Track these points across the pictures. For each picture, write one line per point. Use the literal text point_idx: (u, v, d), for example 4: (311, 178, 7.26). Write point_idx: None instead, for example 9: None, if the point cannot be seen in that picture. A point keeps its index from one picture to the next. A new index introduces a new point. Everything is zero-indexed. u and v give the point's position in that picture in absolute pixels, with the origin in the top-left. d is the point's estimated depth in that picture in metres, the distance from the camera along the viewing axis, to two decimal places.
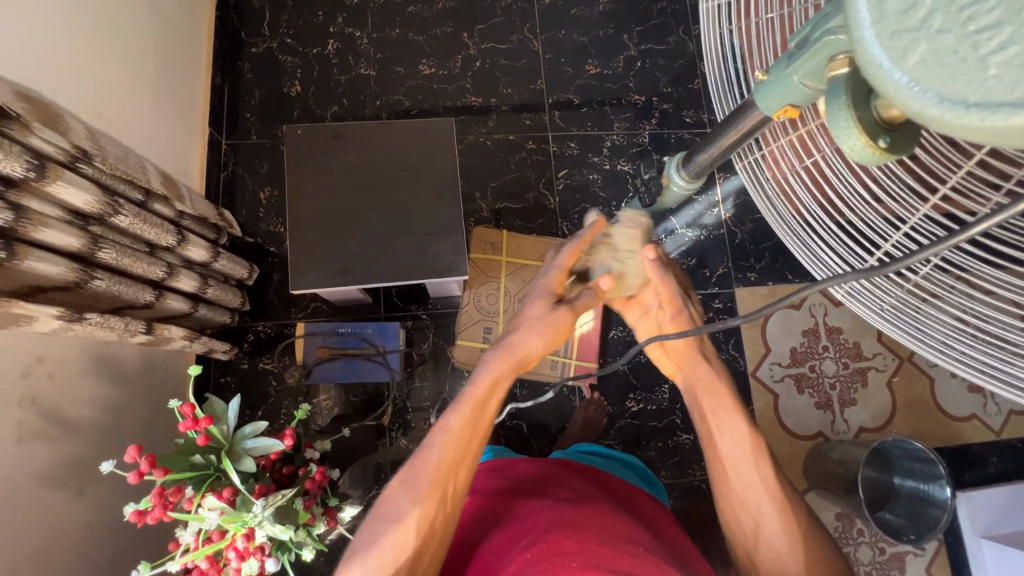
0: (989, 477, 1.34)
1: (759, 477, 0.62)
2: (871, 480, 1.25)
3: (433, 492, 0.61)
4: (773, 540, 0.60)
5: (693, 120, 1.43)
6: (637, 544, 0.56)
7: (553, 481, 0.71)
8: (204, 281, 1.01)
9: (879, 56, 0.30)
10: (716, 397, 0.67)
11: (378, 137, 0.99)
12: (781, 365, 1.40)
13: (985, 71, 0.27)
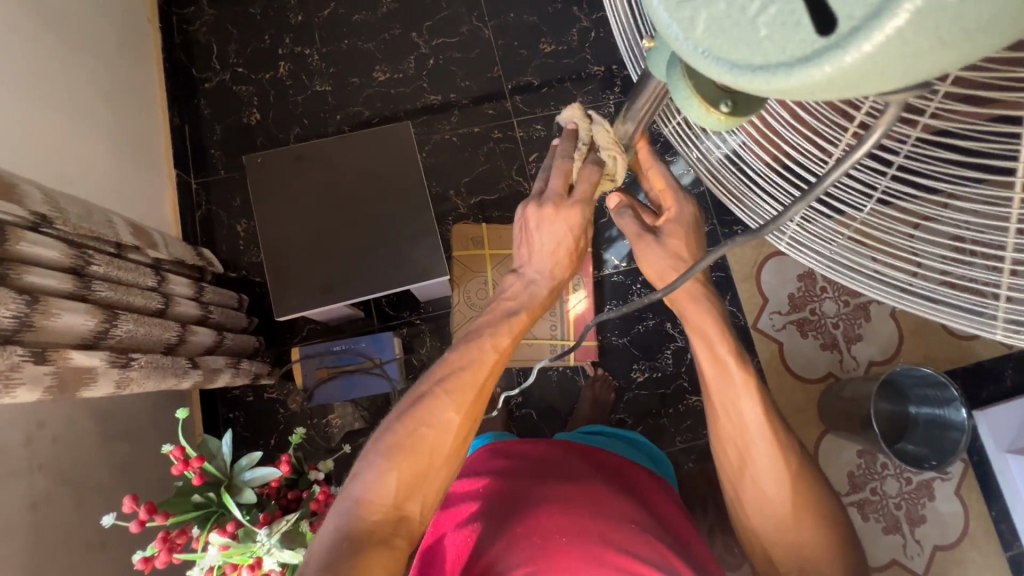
0: (1006, 390, 1.33)
1: (753, 417, 0.60)
2: (883, 414, 1.25)
3: (475, 400, 0.62)
4: (765, 486, 0.60)
5: None
6: (630, 522, 0.61)
7: (551, 453, 0.73)
8: (203, 303, 1.03)
9: (672, 28, 0.30)
10: (700, 330, 0.63)
11: (337, 153, 0.99)
12: (781, 314, 1.39)
13: (755, 35, 0.27)
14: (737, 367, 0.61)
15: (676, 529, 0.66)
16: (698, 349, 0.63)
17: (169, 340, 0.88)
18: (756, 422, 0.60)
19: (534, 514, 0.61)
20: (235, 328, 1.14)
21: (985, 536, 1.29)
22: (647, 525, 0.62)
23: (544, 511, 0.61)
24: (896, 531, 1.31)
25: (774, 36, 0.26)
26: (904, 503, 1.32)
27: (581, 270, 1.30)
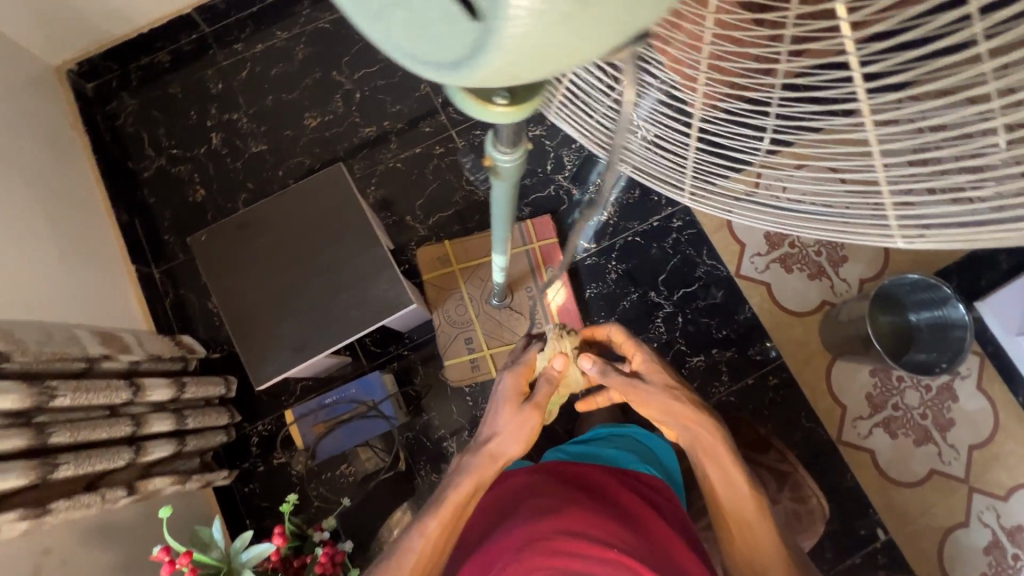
0: (1003, 275, 1.31)
1: (767, 528, 0.76)
2: (884, 328, 1.22)
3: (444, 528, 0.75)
4: (762, 564, 0.73)
5: None
6: (609, 545, 0.68)
7: (546, 484, 0.82)
8: (180, 416, 1.02)
9: (383, 38, 0.31)
10: (713, 456, 0.80)
11: (282, 210, 0.98)
12: (762, 255, 1.36)
13: (440, 32, 0.28)
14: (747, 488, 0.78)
15: (664, 549, 0.73)
16: (703, 462, 0.80)
17: (121, 465, 0.87)
18: (755, 528, 0.76)
19: (519, 551, 0.69)
20: (216, 425, 1.14)
21: (1016, 423, 1.27)
22: (627, 546, 0.69)
23: (529, 545, 0.69)
24: (929, 441, 1.28)
25: (452, 32, 0.28)
26: (929, 412, 1.30)
27: (552, 262, 1.29)
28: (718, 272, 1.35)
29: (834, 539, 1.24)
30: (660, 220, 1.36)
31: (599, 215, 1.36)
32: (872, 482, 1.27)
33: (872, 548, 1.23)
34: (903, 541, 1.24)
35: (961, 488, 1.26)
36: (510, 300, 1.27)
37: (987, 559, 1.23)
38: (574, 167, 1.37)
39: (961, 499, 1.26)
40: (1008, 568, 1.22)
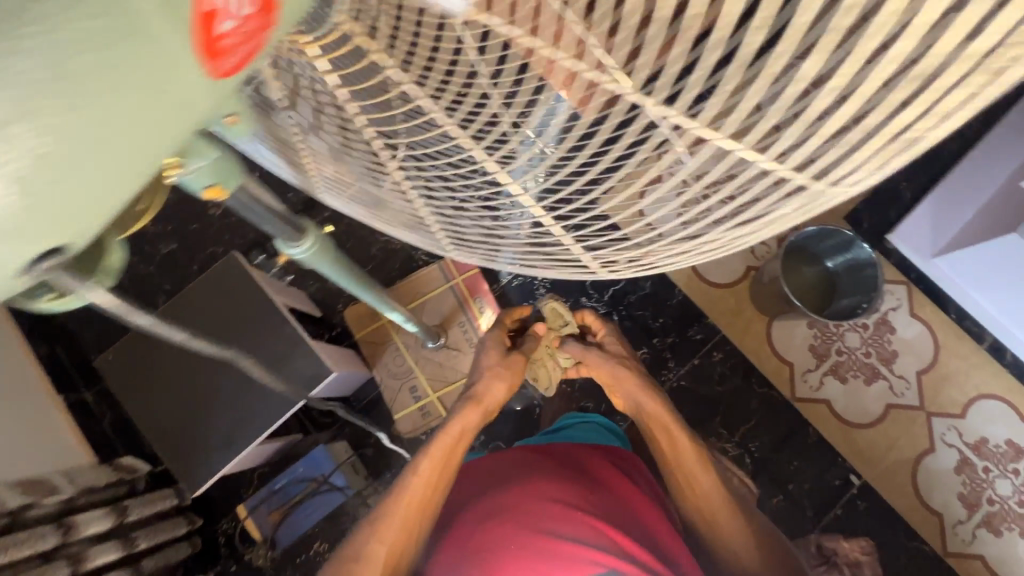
0: (909, 202, 1.39)
1: (712, 479, 0.80)
2: (804, 279, 1.27)
3: (431, 484, 0.79)
4: (713, 515, 0.78)
5: None
6: (577, 508, 0.73)
7: (519, 454, 0.86)
8: (129, 539, 1.00)
9: None
10: (657, 417, 0.85)
11: (193, 305, 0.99)
12: None
13: None
14: (690, 443, 0.82)
15: (630, 508, 0.78)
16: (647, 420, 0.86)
17: None
18: (701, 481, 0.80)
19: (495, 521, 0.73)
20: (174, 537, 1.11)
21: (955, 340, 1.32)
22: (595, 507, 0.74)
23: (503, 515, 0.73)
24: (879, 378, 1.31)
25: None
26: (874, 349, 1.32)
27: (479, 292, 1.30)
28: (642, 263, 1.37)
29: (812, 497, 1.24)
30: None
31: None
32: (835, 431, 1.28)
33: (850, 496, 1.24)
34: (878, 482, 1.25)
35: (919, 416, 1.29)
36: (444, 339, 1.27)
37: (960, 478, 1.25)
38: None
39: (921, 426, 1.28)
40: (982, 482, 1.25)
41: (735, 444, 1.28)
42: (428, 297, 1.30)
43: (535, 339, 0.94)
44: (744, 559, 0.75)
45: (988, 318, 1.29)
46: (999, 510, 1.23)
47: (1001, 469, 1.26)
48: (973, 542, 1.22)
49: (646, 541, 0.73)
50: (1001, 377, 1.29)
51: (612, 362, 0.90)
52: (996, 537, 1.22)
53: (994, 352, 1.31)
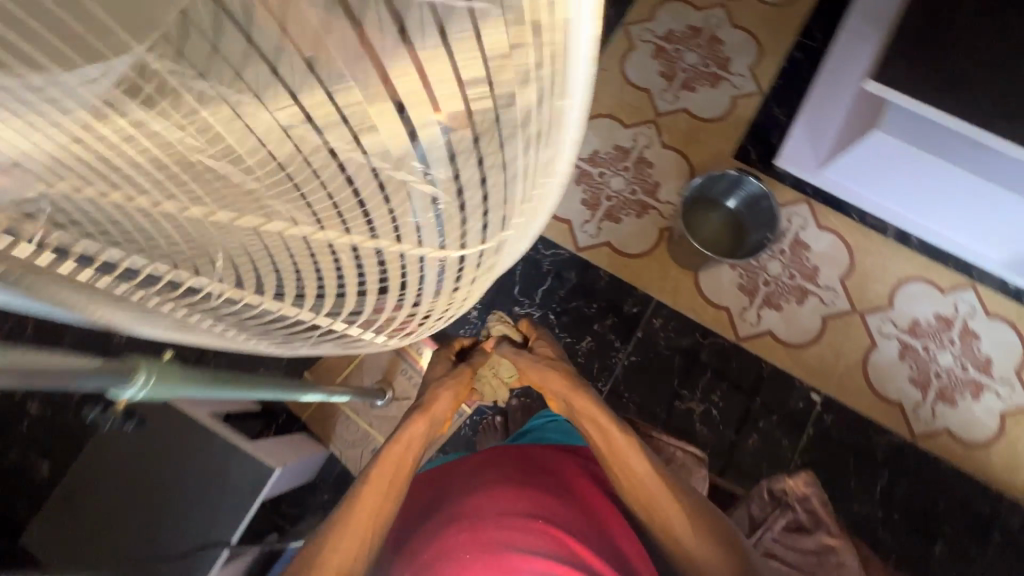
0: (785, 124, 1.47)
1: (659, 471, 0.78)
2: (712, 225, 1.32)
3: (380, 489, 0.75)
4: (661, 506, 0.75)
5: None
6: (536, 517, 0.69)
7: (473, 464, 0.81)
8: None
9: None
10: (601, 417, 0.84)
11: (140, 417, 0.99)
12: (590, 220, 1.41)
13: None
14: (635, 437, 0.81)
15: (587, 512, 0.75)
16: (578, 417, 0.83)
17: None
18: (635, 472, 0.77)
19: (444, 533, 0.68)
20: None
21: (864, 239, 1.39)
22: (552, 513, 0.71)
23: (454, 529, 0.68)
24: (809, 295, 1.36)
25: None
26: (796, 270, 1.38)
27: None
28: (561, 256, 1.39)
29: (782, 426, 1.28)
30: None
31: None
32: (785, 357, 1.32)
33: (816, 413, 1.28)
34: (837, 391, 1.30)
35: (854, 319, 1.35)
36: (392, 391, 1.24)
37: (907, 364, 1.32)
38: None
39: (859, 327, 1.34)
40: (925, 361, 1.32)
41: (699, 399, 1.30)
42: (363, 355, 1.27)
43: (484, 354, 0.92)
44: (685, 540, 0.72)
45: (883, 210, 1.38)
46: (947, 382, 1.31)
47: (938, 344, 1.33)
48: (935, 419, 1.28)
49: (604, 549, 0.70)
50: (912, 260, 1.38)
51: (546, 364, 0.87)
52: (953, 408, 1.29)
53: (901, 239, 1.39)
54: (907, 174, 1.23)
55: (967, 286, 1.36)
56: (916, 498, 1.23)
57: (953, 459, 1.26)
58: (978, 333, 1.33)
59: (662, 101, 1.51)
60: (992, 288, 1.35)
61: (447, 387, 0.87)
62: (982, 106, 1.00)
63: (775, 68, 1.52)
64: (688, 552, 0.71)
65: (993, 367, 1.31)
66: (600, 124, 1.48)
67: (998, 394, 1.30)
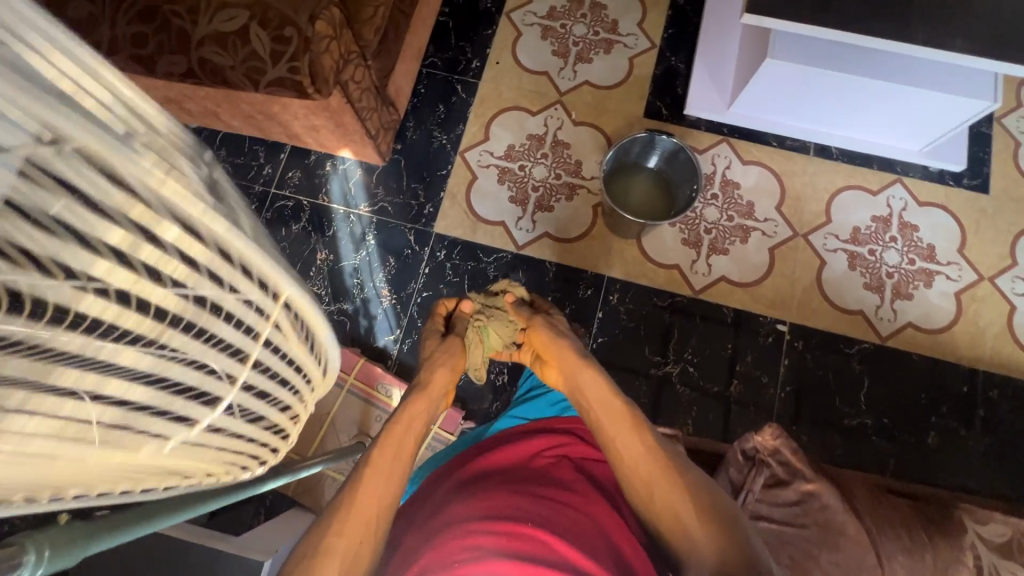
0: (685, 71, 1.48)
1: (649, 444, 0.76)
2: (642, 186, 1.32)
3: (369, 490, 0.71)
4: (652, 480, 0.72)
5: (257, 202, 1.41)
6: (528, 523, 0.68)
7: (482, 471, 0.82)
8: None
9: None
10: (596, 394, 0.84)
11: (110, 562, 0.93)
12: (522, 216, 1.39)
13: None
14: (627, 413, 0.80)
15: (580, 510, 0.74)
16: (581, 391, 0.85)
17: None
18: (634, 447, 0.76)
19: (450, 530, 0.68)
20: None
21: (787, 163, 1.41)
22: (558, 518, 0.70)
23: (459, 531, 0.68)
24: (751, 231, 1.37)
25: None
26: (733, 210, 1.39)
27: (377, 379, 1.25)
28: (504, 259, 1.37)
29: (758, 364, 1.29)
30: (428, 263, 1.37)
31: (381, 304, 1.34)
32: (744, 297, 1.33)
33: (786, 343, 1.30)
34: (801, 316, 1.31)
35: (799, 242, 1.36)
36: (372, 441, 1.21)
37: (858, 272, 1.34)
38: (330, 288, 1.35)
39: (805, 249, 1.36)
40: (875, 264, 1.34)
41: (673, 362, 1.30)
42: (333, 414, 1.24)
43: (467, 317, 1.03)
44: (684, 512, 0.68)
45: (797, 132, 1.39)
46: (900, 278, 1.33)
47: (882, 244, 1.36)
48: (897, 317, 1.31)
49: (600, 550, 0.68)
50: (837, 170, 1.40)
51: (549, 327, 0.96)
52: (911, 301, 1.32)
53: (822, 154, 1.41)
54: (809, 95, 1.24)
55: (894, 181, 1.39)
56: (899, 397, 1.26)
57: (924, 350, 1.29)
58: (916, 224, 1.37)
59: (562, 79, 1.49)
60: (917, 178, 1.39)
61: (449, 358, 0.95)
62: (855, 12, 1.01)
63: (662, 19, 1.52)
64: (684, 524, 0.67)
65: (937, 252, 1.35)
66: (508, 117, 1.46)
67: (949, 277, 1.33)
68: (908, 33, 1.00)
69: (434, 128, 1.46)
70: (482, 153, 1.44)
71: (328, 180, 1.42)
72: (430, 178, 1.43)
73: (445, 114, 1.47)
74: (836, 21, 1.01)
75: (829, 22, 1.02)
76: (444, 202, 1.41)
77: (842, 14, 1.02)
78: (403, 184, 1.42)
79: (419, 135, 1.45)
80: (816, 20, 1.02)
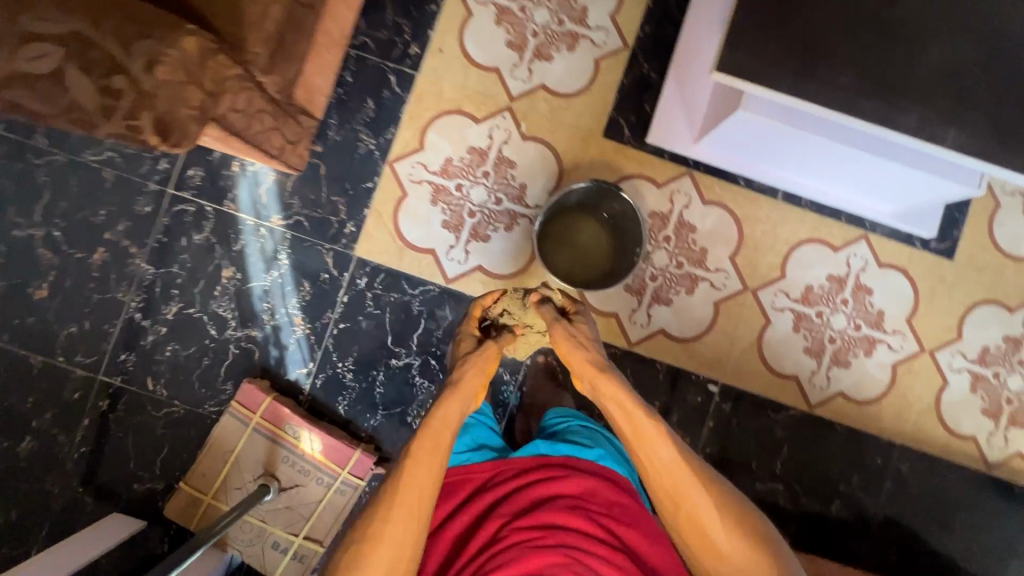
0: (657, 85, 1.28)
1: (673, 456, 0.78)
2: (593, 233, 1.17)
3: (414, 491, 0.79)
4: (680, 494, 0.77)
5: (152, 204, 1.23)
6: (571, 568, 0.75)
7: (523, 486, 0.85)
8: None
9: None
10: (616, 399, 0.84)
11: None
12: (455, 245, 1.26)
13: None
14: (649, 423, 0.81)
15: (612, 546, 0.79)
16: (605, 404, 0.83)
17: None
18: (659, 459, 0.79)
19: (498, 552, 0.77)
20: None
21: (751, 207, 1.28)
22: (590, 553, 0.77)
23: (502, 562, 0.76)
24: (698, 281, 1.28)
25: None
26: (683, 255, 1.28)
27: (285, 419, 1.18)
28: (431, 293, 1.25)
29: (683, 424, 1.26)
30: (347, 290, 1.24)
31: (293, 333, 1.24)
32: (679, 353, 1.27)
33: (714, 404, 1.27)
34: (733, 377, 1.27)
35: (747, 297, 1.28)
36: (277, 483, 1.17)
37: (801, 335, 1.28)
38: (236, 311, 1.23)
39: (752, 305, 1.28)
40: (819, 327, 1.28)
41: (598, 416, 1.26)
42: (237, 452, 1.18)
43: (510, 333, 0.97)
44: (712, 530, 0.76)
45: (766, 176, 1.24)
46: (841, 344, 1.28)
47: (832, 306, 1.29)
48: (830, 385, 1.28)
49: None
50: (802, 220, 1.29)
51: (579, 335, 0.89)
52: (847, 369, 1.28)
53: (790, 200, 1.29)
54: (781, 146, 1.09)
55: (858, 238, 1.29)
56: (814, 466, 1.27)
57: (849, 421, 1.28)
58: (871, 287, 1.29)
59: (514, 79, 1.28)
60: (883, 236, 1.29)
61: (483, 362, 0.93)
62: (851, 84, 0.84)
63: (639, 13, 1.28)
64: (711, 538, 0.76)
65: (885, 319, 1.29)
66: (447, 124, 1.27)
67: (890, 346, 1.29)
68: (899, 118, 0.85)
69: (361, 129, 1.26)
70: (415, 166, 1.26)
71: (235, 184, 1.24)
72: (353, 191, 1.26)
73: (374, 113, 1.26)
74: (819, 91, 0.84)
75: (809, 91, 0.85)
76: (368, 221, 1.25)
77: (825, 82, 0.85)
78: (321, 196, 1.25)
79: (343, 136, 1.26)
80: (796, 87, 0.85)
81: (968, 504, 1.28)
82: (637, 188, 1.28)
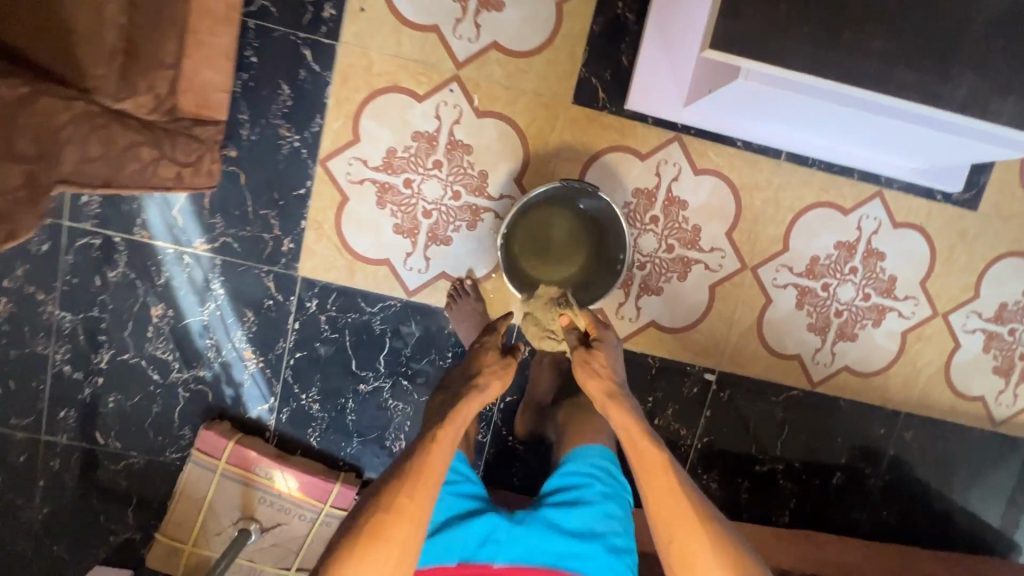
0: (635, 30, 1.04)
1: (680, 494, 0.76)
2: (572, 233, 1.01)
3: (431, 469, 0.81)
4: (682, 535, 0.74)
5: (48, 240, 1.04)
6: None
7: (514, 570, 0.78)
8: None
9: None
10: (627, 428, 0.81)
11: None
12: (412, 252, 1.09)
13: None
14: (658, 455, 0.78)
15: None
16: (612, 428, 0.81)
17: None
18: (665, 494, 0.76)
19: None
20: None
21: (750, 172, 1.10)
22: None
23: None
24: (691, 264, 1.13)
25: None
26: (673, 237, 1.12)
27: (254, 461, 1.10)
28: (392, 309, 1.11)
29: (679, 417, 1.19)
30: (298, 315, 1.10)
31: (246, 369, 1.11)
32: (673, 345, 1.16)
33: (711, 393, 1.19)
34: (731, 364, 1.18)
35: (746, 277, 1.15)
36: (258, 523, 1.12)
37: (805, 312, 1.17)
38: (177, 351, 1.10)
39: (751, 285, 1.15)
40: (825, 302, 1.16)
41: None
42: (210, 499, 1.11)
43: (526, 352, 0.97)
44: None
45: (768, 138, 1.05)
46: (848, 317, 1.17)
47: (840, 277, 1.16)
48: (834, 360, 1.19)
49: None
50: (808, 181, 1.12)
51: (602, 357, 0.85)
52: (854, 343, 1.18)
53: (794, 160, 1.11)
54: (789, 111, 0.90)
55: (872, 196, 1.13)
56: (815, 443, 1.23)
57: (853, 395, 1.21)
58: (884, 251, 1.15)
59: (458, 39, 1.04)
60: (899, 190, 1.14)
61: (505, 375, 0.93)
62: (885, 48, 0.65)
63: None
64: None
65: (897, 285, 1.17)
66: (384, 106, 1.05)
67: (901, 314, 1.18)
68: (941, 84, 0.66)
69: (280, 124, 1.04)
70: (352, 163, 1.06)
71: (142, 207, 1.05)
72: (284, 200, 1.06)
73: (292, 101, 1.03)
74: (840, 60, 0.65)
75: (826, 61, 0.66)
76: (307, 235, 1.08)
77: (846, 47, 0.66)
78: (248, 211, 1.06)
79: (260, 134, 1.04)
80: (811, 59, 0.65)
81: (970, 463, 1.25)
82: (617, 163, 1.09)
